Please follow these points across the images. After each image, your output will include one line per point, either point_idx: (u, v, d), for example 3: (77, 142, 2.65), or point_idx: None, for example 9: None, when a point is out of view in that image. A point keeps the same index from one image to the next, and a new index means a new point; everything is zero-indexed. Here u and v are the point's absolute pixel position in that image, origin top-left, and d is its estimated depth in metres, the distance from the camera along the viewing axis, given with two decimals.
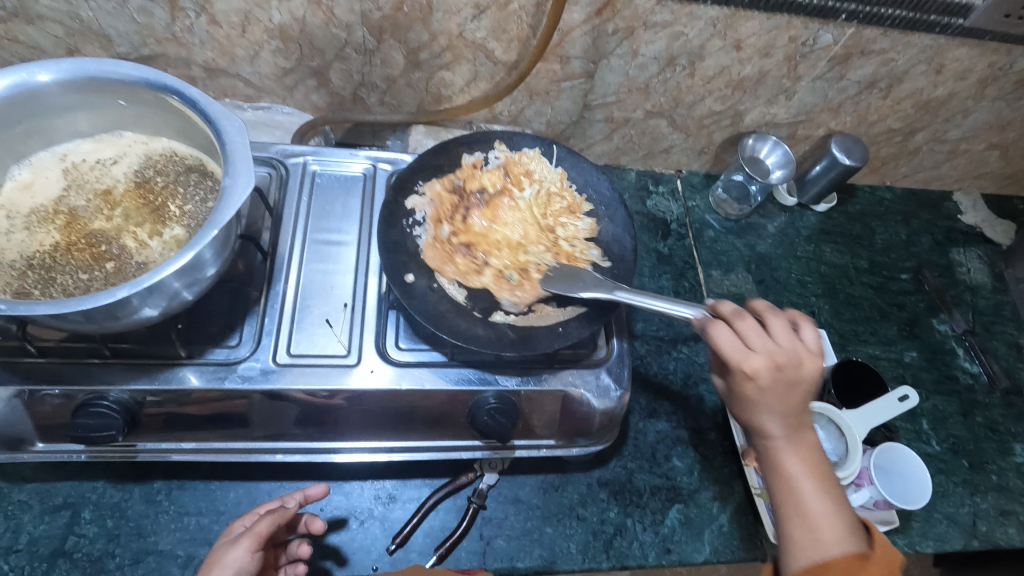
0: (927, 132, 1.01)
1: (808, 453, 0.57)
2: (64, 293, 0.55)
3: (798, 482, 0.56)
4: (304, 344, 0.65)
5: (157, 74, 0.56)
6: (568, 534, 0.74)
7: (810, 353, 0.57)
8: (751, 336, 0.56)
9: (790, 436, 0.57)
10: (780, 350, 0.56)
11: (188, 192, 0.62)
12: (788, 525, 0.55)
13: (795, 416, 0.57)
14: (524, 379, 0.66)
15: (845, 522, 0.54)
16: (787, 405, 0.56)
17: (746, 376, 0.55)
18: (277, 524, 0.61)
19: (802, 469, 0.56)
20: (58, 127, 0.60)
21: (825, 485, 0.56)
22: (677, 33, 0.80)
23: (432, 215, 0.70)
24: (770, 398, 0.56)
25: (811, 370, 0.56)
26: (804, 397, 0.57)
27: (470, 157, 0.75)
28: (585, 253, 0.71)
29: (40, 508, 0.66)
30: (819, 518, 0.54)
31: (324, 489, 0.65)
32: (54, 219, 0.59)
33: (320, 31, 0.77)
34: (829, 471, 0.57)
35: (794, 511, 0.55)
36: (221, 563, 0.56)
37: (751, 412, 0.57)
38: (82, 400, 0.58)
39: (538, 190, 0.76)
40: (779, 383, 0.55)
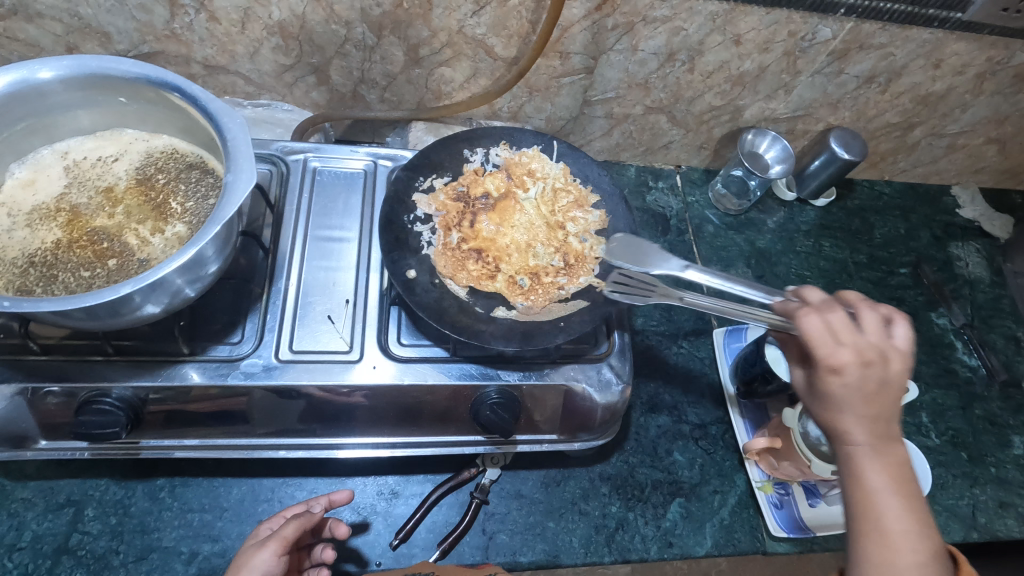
0: (925, 127, 1.01)
1: (892, 466, 0.49)
2: (67, 290, 0.55)
3: (879, 497, 0.48)
4: (306, 341, 0.65)
5: (157, 71, 0.56)
6: (570, 529, 0.74)
7: (899, 354, 0.51)
8: (841, 330, 0.51)
9: (877, 445, 0.49)
10: (868, 343, 0.50)
11: (189, 189, 0.62)
12: (861, 542, 0.48)
13: (880, 422, 0.50)
14: (526, 374, 0.66)
15: (928, 548, 0.47)
16: (872, 409, 0.50)
17: (832, 368, 0.50)
18: (303, 529, 0.60)
19: (885, 483, 0.49)
20: (59, 124, 0.60)
21: (910, 503, 0.49)
22: (677, 29, 0.80)
23: (440, 222, 0.70)
24: (856, 397, 0.49)
25: (900, 370, 0.50)
26: (890, 403, 0.50)
27: (470, 164, 0.75)
28: (595, 249, 0.71)
29: (44, 506, 0.66)
30: (897, 537, 0.47)
31: (349, 494, 0.66)
32: (56, 217, 0.59)
33: (320, 28, 0.77)
34: (914, 490, 0.49)
35: (871, 529, 0.48)
36: (249, 566, 0.56)
37: (832, 414, 0.51)
38: (85, 397, 0.58)
39: (543, 187, 0.76)
40: (863, 381, 0.49)
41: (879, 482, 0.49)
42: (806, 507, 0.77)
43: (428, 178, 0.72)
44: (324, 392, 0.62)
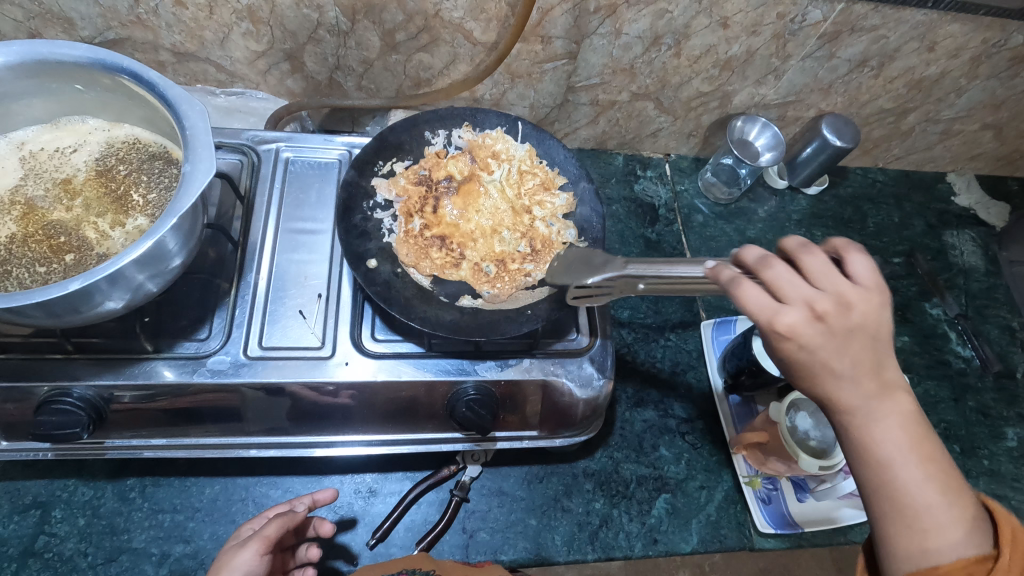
0: (919, 112, 0.99)
1: (904, 417, 0.43)
2: (20, 286, 0.52)
3: (895, 465, 0.42)
4: (276, 336, 0.63)
5: (112, 56, 0.53)
6: (553, 527, 0.73)
7: (864, 291, 0.43)
8: (784, 286, 0.43)
9: (879, 399, 0.43)
10: (820, 297, 0.42)
11: (152, 180, 0.60)
12: (878, 517, 0.44)
13: (872, 374, 0.43)
14: (503, 367, 0.64)
15: (960, 508, 0.42)
16: (863, 359, 0.42)
17: (782, 338, 0.42)
18: (286, 528, 0.59)
19: (901, 443, 0.42)
20: (12, 112, 0.57)
21: (931, 465, 0.42)
22: (661, 11, 0.77)
23: (402, 208, 0.68)
24: (823, 364, 0.42)
25: (867, 314, 0.42)
26: (874, 352, 0.43)
27: (432, 147, 0.72)
28: (562, 234, 0.69)
29: (9, 507, 0.64)
30: (925, 504, 0.42)
31: (333, 493, 0.64)
32: (11, 210, 0.56)
33: (291, 13, 0.74)
34: (933, 438, 0.43)
35: (888, 502, 0.43)
36: (230, 566, 0.54)
37: (810, 381, 0.44)
38: (44, 396, 0.56)
39: (508, 169, 0.74)
40: (833, 340, 0.42)
41: (896, 442, 0.42)
42: (794, 501, 0.76)
43: (388, 162, 0.69)
44: (308, 389, 0.60)
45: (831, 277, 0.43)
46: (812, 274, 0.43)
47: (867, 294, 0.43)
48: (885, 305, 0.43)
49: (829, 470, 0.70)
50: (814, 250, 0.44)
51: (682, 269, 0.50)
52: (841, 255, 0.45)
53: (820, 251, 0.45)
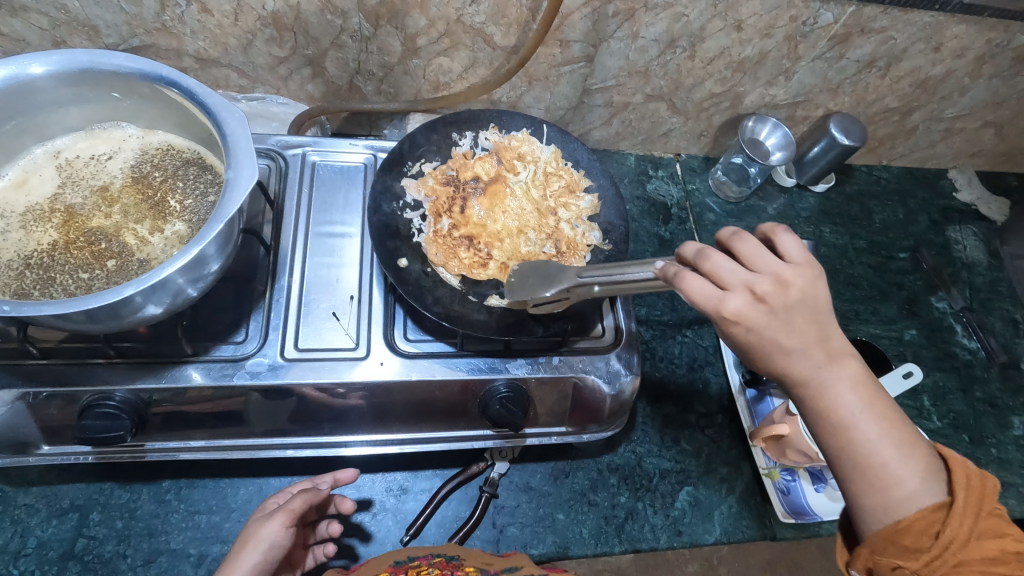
0: (924, 111, 1.01)
1: (859, 381, 0.44)
2: (65, 293, 0.53)
3: (853, 427, 0.44)
4: (312, 338, 0.64)
5: (152, 65, 0.54)
6: (580, 520, 0.74)
7: (799, 271, 0.43)
8: (724, 274, 0.43)
9: (832, 365, 0.44)
10: (760, 279, 0.43)
11: (188, 186, 0.61)
12: (842, 477, 0.45)
13: (818, 344, 0.44)
14: (534, 366, 0.66)
15: (916, 458, 0.44)
16: (810, 332, 0.44)
17: (731, 323, 0.43)
18: (310, 504, 0.61)
19: (857, 406, 0.44)
20: (49, 122, 0.58)
21: (885, 421, 0.44)
22: (678, 15, 0.79)
23: (430, 208, 0.69)
24: (772, 341, 0.43)
25: (802, 289, 0.43)
26: (816, 323, 0.44)
27: (459, 148, 0.73)
28: (586, 236, 0.70)
29: (48, 512, 0.65)
30: (884, 460, 0.43)
31: (355, 473, 0.66)
32: (51, 218, 0.57)
33: (315, 18, 0.75)
34: (887, 396, 0.45)
35: (853, 465, 0.44)
36: (257, 537, 0.56)
37: (762, 362, 0.45)
38: (87, 401, 0.57)
39: (534, 171, 0.75)
40: (778, 318, 0.43)
41: (853, 405, 0.44)
42: (812, 492, 0.78)
43: (417, 162, 0.71)
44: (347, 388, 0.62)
45: (766, 260, 0.44)
46: (748, 258, 0.44)
47: (801, 269, 0.44)
48: (821, 277, 0.44)
49: None
50: (745, 235, 0.45)
51: (634, 270, 0.47)
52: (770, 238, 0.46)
53: (750, 235, 0.45)
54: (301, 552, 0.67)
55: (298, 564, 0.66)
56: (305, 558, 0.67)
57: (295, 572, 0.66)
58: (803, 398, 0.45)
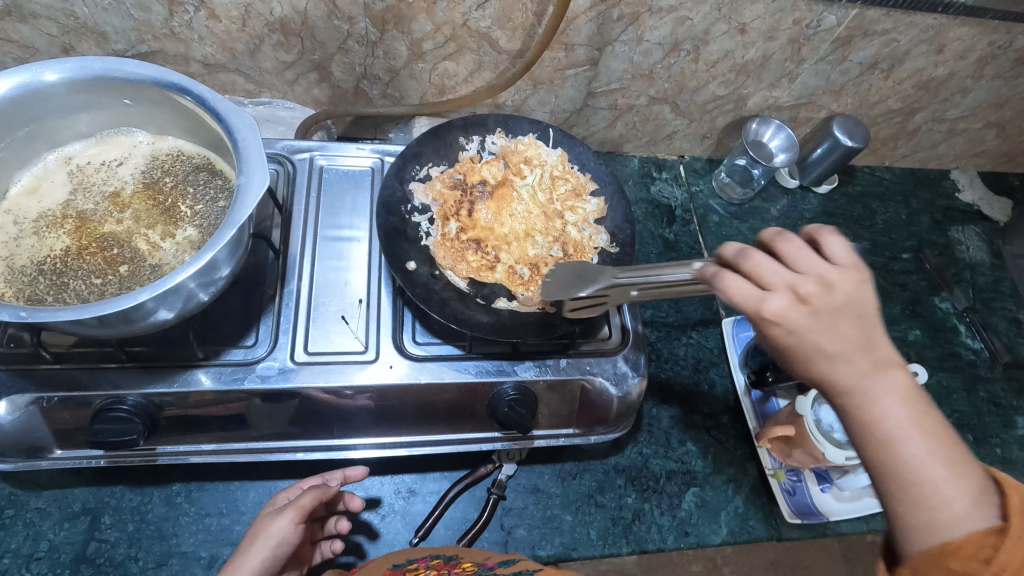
0: (926, 112, 1.01)
1: (905, 393, 0.42)
2: (78, 298, 0.54)
3: (897, 441, 0.41)
4: (321, 342, 0.65)
5: (164, 73, 0.55)
6: (587, 521, 0.75)
7: (845, 273, 0.43)
8: (765, 274, 0.43)
9: (874, 372, 0.42)
10: (804, 280, 0.43)
11: (198, 192, 0.61)
12: (885, 494, 0.42)
13: (863, 351, 0.42)
14: (542, 369, 0.66)
15: (968, 479, 0.40)
16: (852, 338, 0.42)
17: (771, 324, 0.43)
18: (319, 500, 0.62)
19: (903, 418, 0.41)
20: (60, 129, 0.59)
21: (934, 436, 0.41)
22: (682, 18, 0.79)
23: (438, 212, 0.69)
24: (815, 343, 0.42)
25: (848, 292, 0.42)
26: (863, 329, 0.43)
27: (466, 152, 0.74)
28: (594, 240, 0.70)
29: (59, 515, 0.65)
30: (931, 478, 0.40)
31: (364, 472, 0.66)
32: (63, 224, 0.58)
33: (322, 23, 0.75)
34: (937, 412, 0.42)
35: (896, 480, 0.41)
36: (266, 533, 0.57)
37: (801, 365, 0.44)
38: (99, 405, 0.57)
39: (541, 174, 0.75)
40: (821, 321, 0.42)
41: (898, 417, 0.41)
42: (817, 492, 0.78)
43: (425, 166, 0.71)
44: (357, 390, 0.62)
45: (810, 260, 0.44)
46: (791, 259, 0.44)
47: (847, 272, 0.43)
48: (868, 281, 0.43)
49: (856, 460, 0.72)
50: (789, 236, 0.45)
51: (670, 272, 0.49)
52: (816, 238, 0.46)
53: (795, 237, 0.45)
54: (309, 548, 0.68)
55: (306, 560, 0.67)
56: (312, 554, 0.68)
57: (302, 568, 0.67)
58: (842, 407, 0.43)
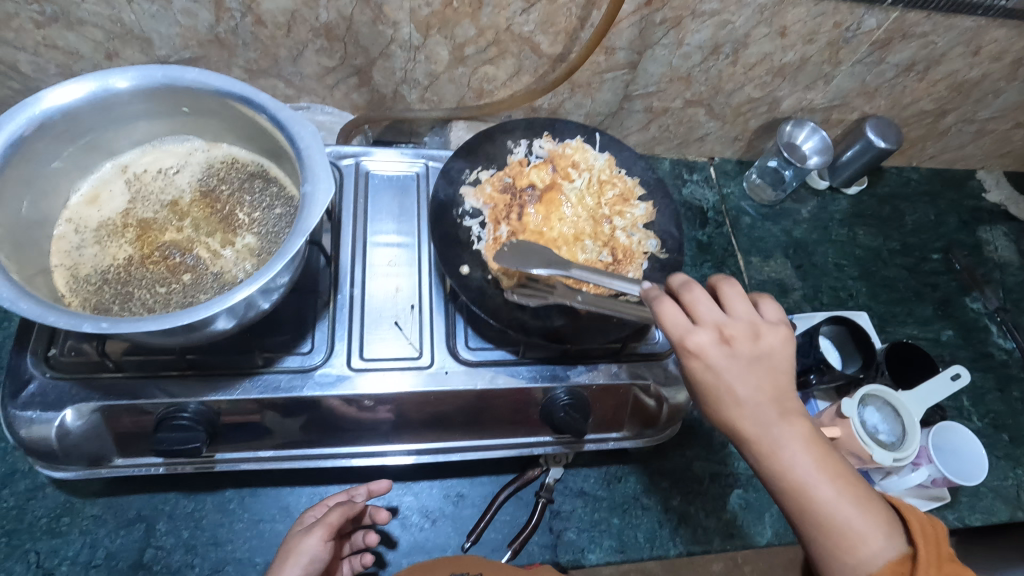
0: (957, 113, 1.02)
1: (807, 441, 0.46)
2: (144, 308, 0.54)
3: (807, 488, 0.45)
4: (375, 348, 0.65)
5: (227, 82, 0.55)
6: (635, 524, 0.75)
7: (772, 328, 0.49)
8: (699, 308, 0.48)
9: (778, 424, 0.46)
10: (731, 322, 0.48)
11: (254, 200, 0.61)
12: (811, 540, 0.46)
13: (773, 401, 0.47)
14: (594, 374, 0.67)
15: (877, 518, 0.45)
16: (766, 388, 0.47)
17: (691, 355, 0.47)
18: (347, 516, 0.62)
19: (809, 465, 0.46)
20: (119, 137, 0.59)
21: (841, 483, 0.46)
22: (724, 22, 0.79)
23: (489, 216, 0.70)
24: (728, 383, 0.47)
25: (772, 344, 0.48)
26: (773, 379, 0.47)
27: (515, 156, 0.75)
28: (643, 244, 0.71)
29: (115, 522, 0.65)
30: (848, 522, 0.44)
31: (388, 484, 0.65)
32: (125, 233, 0.58)
33: (366, 29, 0.75)
34: (838, 456, 0.47)
35: (816, 526, 0.45)
36: (297, 551, 0.58)
37: (713, 407, 0.48)
38: (162, 413, 0.57)
39: (589, 178, 0.75)
40: (737, 362, 0.47)
41: (805, 465, 0.46)
42: None
43: (474, 170, 0.72)
44: (414, 396, 0.63)
45: (743, 308, 0.49)
46: (727, 304, 0.50)
47: (775, 328, 0.49)
48: (792, 340, 0.49)
49: (902, 462, 0.72)
50: (732, 282, 0.51)
51: (621, 283, 0.55)
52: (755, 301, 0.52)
53: (738, 285, 0.51)
54: (336, 562, 0.66)
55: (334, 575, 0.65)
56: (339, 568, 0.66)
57: None
58: (757, 459, 0.46)
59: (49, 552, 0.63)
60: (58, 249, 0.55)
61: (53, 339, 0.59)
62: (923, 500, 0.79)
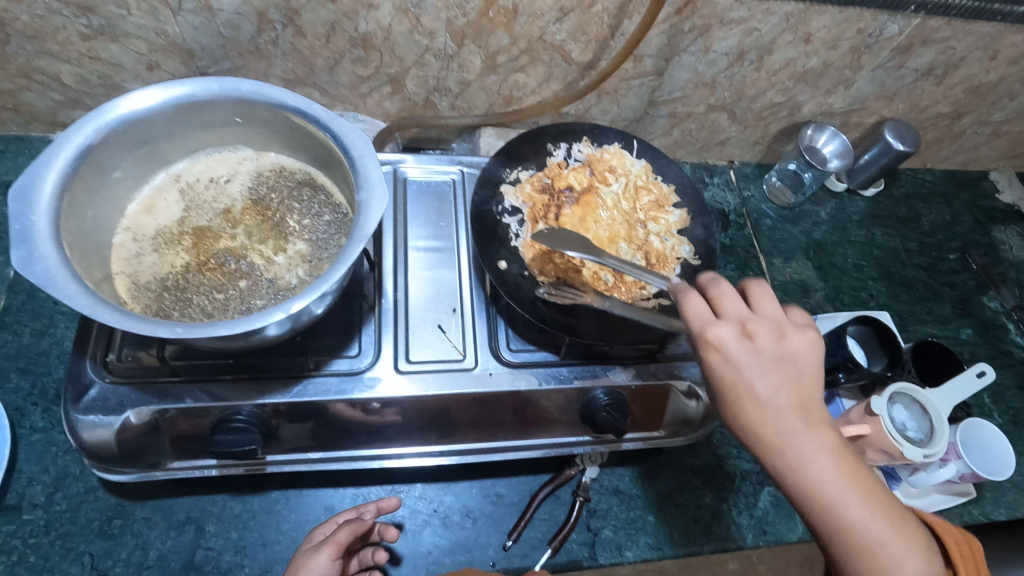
0: (973, 116, 1.04)
1: (834, 453, 0.45)
2: (203, 313, 0.55)
3: (837, 506, 0.44)
4: (420, 350, 0.66)
5: (280, 93, 0.56)
6: (670, 521, 0.77)
7: (799, 330, 0.49)
8: (725, 302, 0.49)
9: (804, 436, 0.45)
10: (756, 319, 0.49)
11: (303, 207, 0.63)
12: (844, 563, 0.44)
13: (798, 408, 0.46)
14: (631, 375, 0.68)
15: (909, 536, 0.44)
16: (789, 393, 0.46)
17: (711, 347, 0.47)
18: (355, 534, 0.61)
19: (839, 481, 0.44)
20: (173, 148, 0.60)
21: (871, 501, 0.44)
22: (751, 29, 0.81)
23: (528, 215, 0.71)
24: (748, 381, 0.46)
25: (800, 349, 0.48)
26: (799, 388, 0.47)
27: (554, 158, 0.77)
28: (677, 250, 0.72)
29: (165, 524, 0.67)
30: (880, 540, 0.43)
31: (397, 500, 0.66)
32: (181, 241, 0.59)
33: (403, 39, 0.77)
34: (866, 471, 0.46)
35: (850, 547, 0.44)
36: (306, 570, 0.57)
37: (736, 411, 0.47)
38: (218, 416, 0.59)
39: (625, 183, 0.77)
40: (760, 359, 0.47)
41: (833, 479, 0.44)
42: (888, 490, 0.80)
43: (515, 170, 0.75)
44: (459, 399, 0.64)
45: (770, 309, 0.50)
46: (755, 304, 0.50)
47: (801, 332, 0.49)
48: (819, 346, 0.49)
49: (931, 458, 0.73)
50: (761, 282, 0.52)
51: (652, 278, 0.55)
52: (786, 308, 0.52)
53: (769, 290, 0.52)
54: None
55: None
56: None
57: None
58: (785, 475, 0.45)
59: (102, 554, 0.64)
60: (118, 257, 0.57)
61: (111, 345, 0.61)
62: (950, 495, 0.81)
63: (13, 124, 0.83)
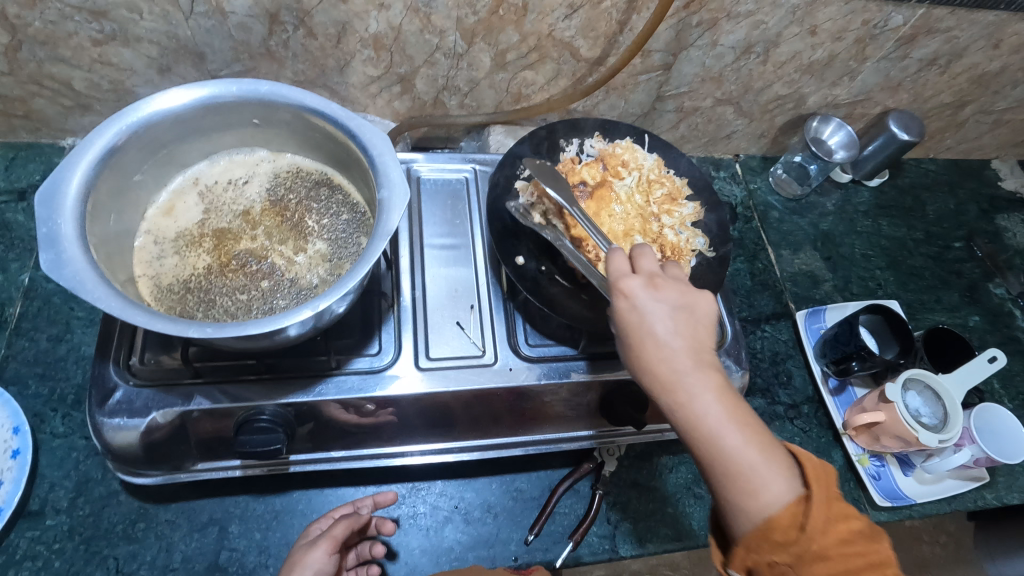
0: (976, 105, 1.05)
1: (720, 390, 0.48)
2: (227, 314, 0.56)
3: (716, 433, 0.47)
4: (440, 347, 0.66)
5: (298, 93, 0.57)
6: (689, 512, 0.77)
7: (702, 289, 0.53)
8: (642, 261, 0.54)
9: (692, 372, 0.48)
10: (664, 276, 0.53)
11: (322, 207, 0.63)
12: (718, 488, 0.47)
13: (691, 350, 0.49)
14: None
15: (777, 460, 0.46)
16: (686, 337, 0.50)
17: (620, 294, 0.51)
18: (352, 528, 0.62)
19: (719, 413, 0.47)
20: (190, 150, 0.61)
21: (746, 429, 0.47)
22: (758, 22, 0.81)
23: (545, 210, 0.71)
24: (649, 323, 0.50)
25: (701, 303, 0.52)
26: (695, 334, 0.50)
27: (567, 153, 0.77)
28: (691, 242, 0.73)
29: (189, 526, 0.67)
30: (750, 466, 0.45)
31: (393, 495, 0.66)
32: (202, 243, 0.60)
33: (413, 38, 0.77)
34: (746, 406, 0.48)
35: (722, 469, 0.46)
36: (302, 564, 0.58)
37: (635, 352, 0.50)
38: (242, 416, 0.59)
39: (638, 177, 0.77)
40: (662, 306, 0.51)
41: (715, 412, 0.47)
42: (903, 477, 0.81)
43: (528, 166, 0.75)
44: (480, 395, 0.64)
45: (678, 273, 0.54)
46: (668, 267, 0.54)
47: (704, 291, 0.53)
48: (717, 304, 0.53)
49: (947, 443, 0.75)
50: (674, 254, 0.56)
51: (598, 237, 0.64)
52: None
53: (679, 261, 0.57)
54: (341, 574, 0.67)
55: None
56: None
57: None
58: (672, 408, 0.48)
59: (127, 557, 0.64)
60: (140, 260, 0.57)
61: (134, 348, 0.61)
62: (964, 480, 0.82)
63: (23, 131, 0.83)
